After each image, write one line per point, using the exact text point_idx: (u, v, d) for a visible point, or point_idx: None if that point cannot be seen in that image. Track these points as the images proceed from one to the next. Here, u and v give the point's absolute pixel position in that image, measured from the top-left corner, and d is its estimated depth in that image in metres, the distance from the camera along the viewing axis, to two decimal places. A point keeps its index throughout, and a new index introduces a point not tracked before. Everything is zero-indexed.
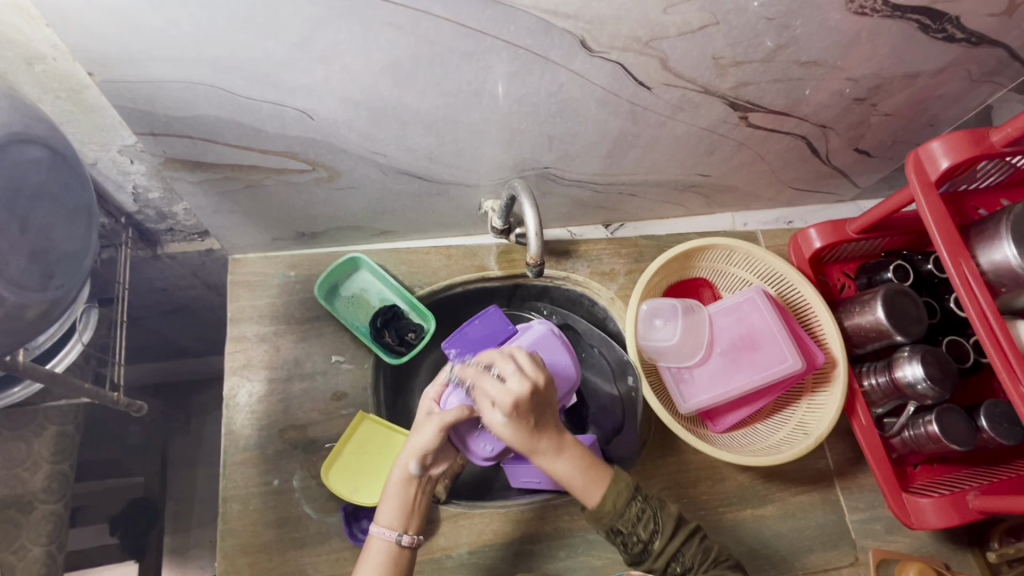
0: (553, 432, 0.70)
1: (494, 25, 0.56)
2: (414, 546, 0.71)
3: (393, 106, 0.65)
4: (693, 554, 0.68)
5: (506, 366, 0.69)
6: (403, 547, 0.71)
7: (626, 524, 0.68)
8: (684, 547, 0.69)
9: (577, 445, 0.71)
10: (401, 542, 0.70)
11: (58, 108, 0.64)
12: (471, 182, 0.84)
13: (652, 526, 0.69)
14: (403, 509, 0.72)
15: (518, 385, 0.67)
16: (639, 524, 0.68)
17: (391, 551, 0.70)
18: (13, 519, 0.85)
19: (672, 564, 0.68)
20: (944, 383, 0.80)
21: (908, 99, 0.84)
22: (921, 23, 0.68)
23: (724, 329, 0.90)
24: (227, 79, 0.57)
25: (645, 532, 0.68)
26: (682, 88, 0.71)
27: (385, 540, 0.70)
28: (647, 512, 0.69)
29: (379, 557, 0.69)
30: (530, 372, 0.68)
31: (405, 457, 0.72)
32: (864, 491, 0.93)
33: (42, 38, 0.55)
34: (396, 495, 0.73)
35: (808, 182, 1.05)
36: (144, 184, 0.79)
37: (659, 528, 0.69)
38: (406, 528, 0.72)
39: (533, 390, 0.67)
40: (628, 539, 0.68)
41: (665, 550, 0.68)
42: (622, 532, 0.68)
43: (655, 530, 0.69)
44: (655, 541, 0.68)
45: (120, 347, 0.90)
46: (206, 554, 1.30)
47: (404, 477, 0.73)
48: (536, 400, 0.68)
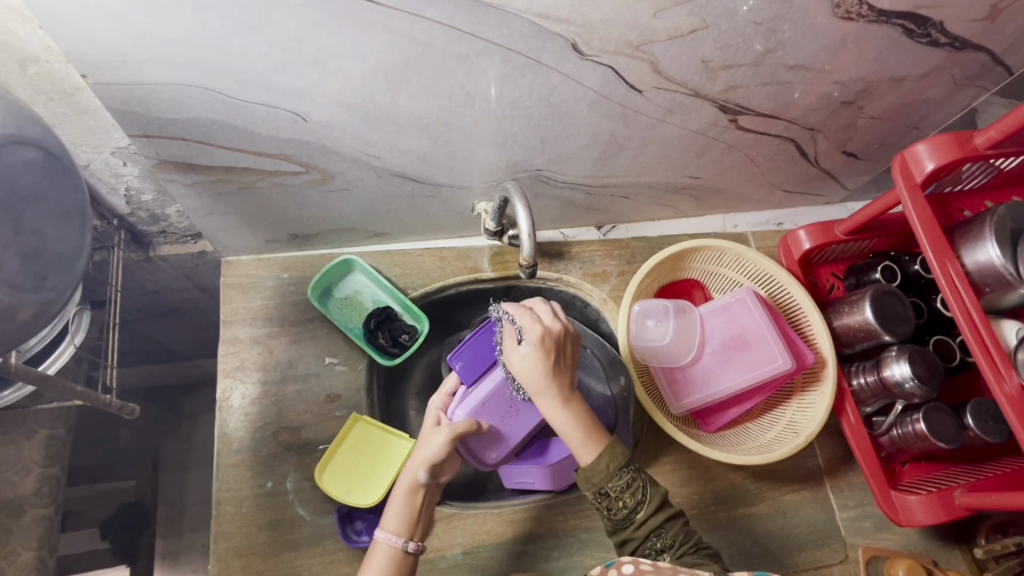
0: (565, 382, 0.72)
1: (487, 29, 0.57)
2: (418, 553, 0.71)
3: (387, 109, 0.65)
4: (675, 532, 0.67)
5: (542, 310, 0.76)
6: (408, 553, 0.70)
7: (614, 488, 0.67)
8: (667, 525, 0.67)
9: (583, 404, 0.72)
10: (406, 549, 0.70)
11: (51, 111, 0.64)
12: (464, 185, 0.85)
13: (639, 496, 0.67)
14: (408, 515, 0.72)
15: (551, 322, 0.74)
16: (627, 490, 0.67)
17: (396, 557, 0.69)
18: (3, 524, 0.85)
19: (652, 538, 0.66)
20: (930, 382, 0.81)
21: (894, 102, 0.85)
22: (907, 28, 0.69)
23: (715, 329, 0.91)
24: (221, 82, 0.57)
25: (631, 500, 0.67)
26: (673, 91, 0.72)
27: (390, 546, 0.69)
28: (636, 482, 0.68)
29: (382, 563, 0.68)
30: (563, 318, 0.76)
31: (415, 466, 0.73)
32: (854, 489, 0.94)
33: (35, 40, 0.55)
34: (402, 500, 0.73)
35: (798, 184, 1.06)
36: (137, 186, 0.79)
37: (646, 499, 0.67)
38: (411, 534, 0.71)
39: (559, 333, 0.73)
40: (613, 503, 0.67)
41: (647, 523, 0.67)
42: (608, 496, 0.67)
43: (641, 501, 0.67)
44: (639, 512, 0.67)
45: (112, 350, 0.89)
46: (200, 560, 1.29)
47: (412, 485, 0.73)
48: (562, 343, 0.73)
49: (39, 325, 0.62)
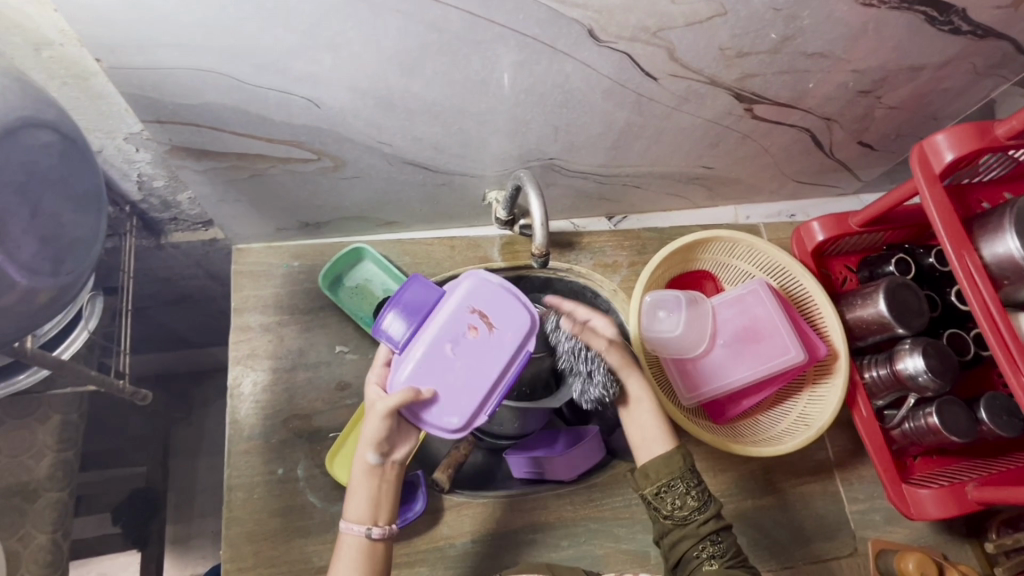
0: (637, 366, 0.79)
1: (503, 13, 0.56)
2: (388, 537, 0.67)
3: (400, 95, 0.65)
4: (729, 543, 0.67)
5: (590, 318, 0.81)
6: (374, 540, 0.66)
7: (683, 483, 0.69)
8: (723, 534, 0.68)
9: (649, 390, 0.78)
10: (371, 536, 0.65)
11: (65, 95, 0.63)
12: (476, 173, 0.84)
13: (704, 496, 0.69)
14: (371, 501, 0.67)
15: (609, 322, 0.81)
16: (695, 487, 0.69)
17: (362, 546, 0.66)
18: (18, 507, 0.86)
19: (705, 542, 0.67)
20: (944, 376, 0.81)
21: (912, 92, 0.84)
22: (929, 15, 0.68)
23: (727, 320, 0.91)
24: (234, 66, 0.57)
25: (696, 499, 0.68)
26: (689, 79, 0.71)
27: (353, 536, 0.66)
28: (703, 484, 0.70)
29: (353, 556, 0.65)
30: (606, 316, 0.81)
31: (361, 452, 0.67)
32: (864, 483, 0.93)
33: (48, 23, 0.55)
34: (360, 488, 0.67)
35: (812, 175, 1.05)
36: (149, 172, 0.79)
37: (709, 503, 0.68)
38: (376, 520, 0.67)
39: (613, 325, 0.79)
40: (677, 498, 0.68)
41: (705, 524, 0.67)
42: (675, 491, 0.68)
43: (705, 503, 0.68)
44: (702, 513, 0.68)
45: (124, 336, 0.90)
46: (208, 546, 1.29)
47: (365, 470, 0.67)
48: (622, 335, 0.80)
49: (55, 309, 0.62)
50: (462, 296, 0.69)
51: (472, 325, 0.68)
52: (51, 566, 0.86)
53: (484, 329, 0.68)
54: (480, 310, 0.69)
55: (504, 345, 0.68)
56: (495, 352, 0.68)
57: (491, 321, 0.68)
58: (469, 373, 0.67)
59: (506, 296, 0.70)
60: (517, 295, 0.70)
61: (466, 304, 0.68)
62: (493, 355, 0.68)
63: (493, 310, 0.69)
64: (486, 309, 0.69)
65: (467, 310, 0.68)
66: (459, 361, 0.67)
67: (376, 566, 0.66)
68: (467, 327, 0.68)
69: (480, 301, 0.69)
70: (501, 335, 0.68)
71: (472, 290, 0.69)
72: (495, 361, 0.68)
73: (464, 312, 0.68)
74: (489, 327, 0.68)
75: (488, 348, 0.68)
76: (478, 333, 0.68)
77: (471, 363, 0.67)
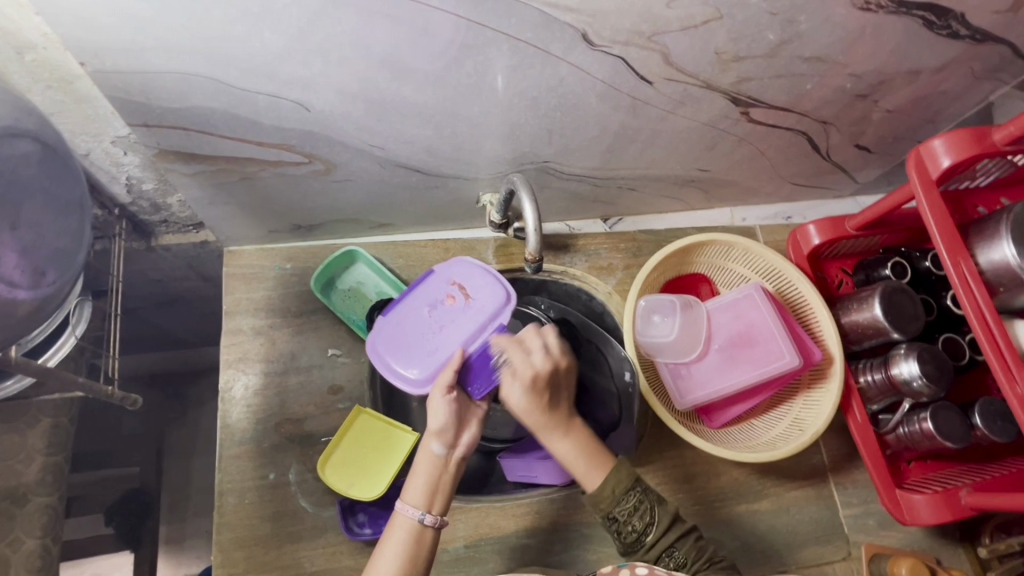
0: (563, 414, 0.73)
1: (495, 18, 0.55)
2: (438, 528, 0.68)
3: (391, 99, 0.64)
4: (688, 550, 0.68)
5: (533, 341, 0.74)
6: (426, 527, 0.67)
7: (622, 513, 0.69)
8: (680, 542, 0.69)
9: (585, 430, 0.73)
10: (423, 522, 0.67)
11: (49, 99, 0.62)
12: (470, 176, 0.83)
13: (648, 519, 0.69)
14: (430, 487, 0.69)
15: (540, 362, 0.72)
16: (635, 514, 0.69)
17: (413, 530, 0.67)
18: (7, 511, 0.85)
19: (664, 558, 0.68)
20: (939, 381, 0.80)
21: (910, 96, 0.83)
22: (927, 19, 0.67)
23: (722, 325, 0.90)
24: (221, 70, 0.56)
25: (640, 524, 0.69)
26: (684, 82, 0.70)
27: (408, 519, 0.67)
28: (644, 504, 0.69)
29: (401, 539, 0.66)
30: (555, 353, 0.74)
31: (428, 440, 0.71)
32: (858, 487, 0.93)
33: (32, 27, 0.54)
34: (422, 474, 0.70)
35: (808, 178, 1.04)
36: (138, 175, 0.78)
37: (655, 521, 0.69)
38: (431, 507, 0.69)
39: (553, 367, 0.73)
40: (623, 527, 0.69)
41: (658, 543, 0.68)
42: (618, 520, 0.69)
43: (650, 524, 0.69)
44: (649, 534, 0.69)
45: (115, 339, 0.89)
46: (202, 545, 1.31)
47: (428, 458, 0.70)
48: (555, 379, 0.73)
49: (40, 317, 0.61)
50: (448, 271, 0.82)
51: (451, 294, 0.80)
52: (41, 571, 0.85)
53: (461, 299, 0.80)
54: (460, 284, 0.81)
55: (475, 311, 0.79)
56: (466, 317, 0.79)
57: (468, 293, 0.80)
58: (439, 333, 0.78)
59: (485, 273, 0.81)
60: (496, 275, 0.81)
61: (449, 278, 0.82)
62: (464, 321, 0.79)
63: (472, 285, 0.81)
64: (465, 283, 0.81)
65: (449, 283, 0.81)
66: (433, 324, 0.79)
67: (422, 556, 0.66)
68: (446, 296, 0.80)
69: (462, 276, 0.82)
70: (474, 304, 0.80)
71: (456, 267, 0.82)
72: (465, 326, 0.79)
73: (446, 284, 0.81)
74: (465, 298, 0.80)
75: (461, 313, 0.79)
76: (453, 302, 0.80)
77: (442, 325, 0.79)
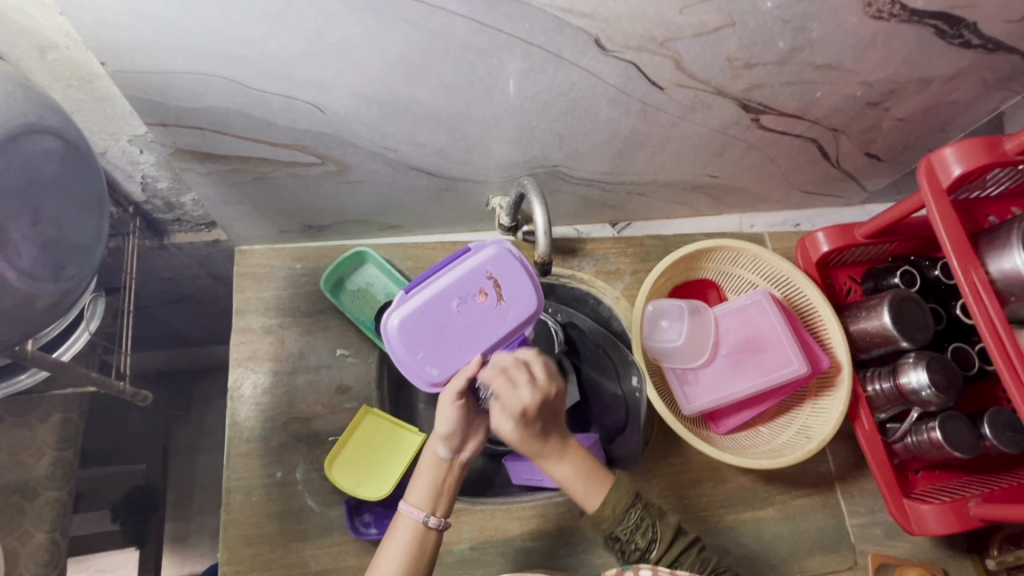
0: (556, 438, 0.72)
1: (509, 22, 0.55)
2: (442, 529, 0.69)
3: (404, 102, 0.64)
4: (693, 563, 0.69)
5: (518, 373, 0.68)
6: (430, 529, 0.68)
7: (624, 531, 0.69)
8: (684, 556, 0.69)
9: (580, 452, 0.73)
10: (428, 523, 0.68)
11: (69, 97, 0.64)
12: (481, 179, 0.84)
13: (650, 536, 0.69)
14: (433, 490, 0.70)
15: (529, 396, 0.68)
16: (637, 531, 0.69)
17: (416, 532, 0.68)
18: (17, 505, 0.86)
19: (669, 571, 0.69)
20: (948, 391, 0.80)
21: (921, 105, 0.83)
22: (939, 28, 0.67)
23: (729, 331, 0.91)
24: (239, 71, 0.57)
25: (642, 541, 0.69)
26: (695, 89, 0.71)
27: (411, 520, 0.68)
28: (646, 520, 0.70)
29: (405, 539, 0.67)
30: (543, 383, 0.69)
31: (434, 443, 0.71)
32: (865, 496, 0.93)
33: (55, 26, 0.55)
34: (426, 476, 0.71)
35: (818, 185, 1.04)
36: (153, 174, 0.79)
37: (657, 537, 0.69)
38: (435, 509, 0.70)
39: (542, 399, 0.69)
40: (625, 546, 0.69)
41: (662, 559, 0.69)
42: (620, 539, 0.69)
43: (653, 541, 0.69)
44: (652, 551, 0.69)
45: (126, 336, 0.89)
46: (206, 544, 1.31)
47: (433, 460, 0.71)
48: (546, 408, 0.70)
49: (57, 313, 0.62)
50: (484, 260, 0.71)
51: (484, 290, 0.70)
52: (48, 565, 0.86)
53: (493, 298, 0.70)
54: (497, 279, 0.71)
55: (506, 317, 0.70)
56: (495, 322, 0.70)
57: (501, 292, 0.70)
58: (465, 333, 0.70)
59: (526, 274, 0.71)
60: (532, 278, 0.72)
61: (485, 268, 0.70)
62: (492, 326, 0.70)
63: (507, 284, 0.71)
64: (500, 279, 0.70)
65: (484, 275, 0.70)
66: (460, 321, 0.70)
67: (425, 556, 0.68)
68: (479, 290, 0.70)
69: (500, 271, 0.71)
70: (506, 308, 0.70)
71: (494, 256, 0.71)
72: (493, 330, 0.70)
73: (480, 276, 0.70)
74: (497, 297, 0.70)
75: (491, 315, 0.70)
76: (484, 301, 0.70)
77: (470, 324, 0.70)
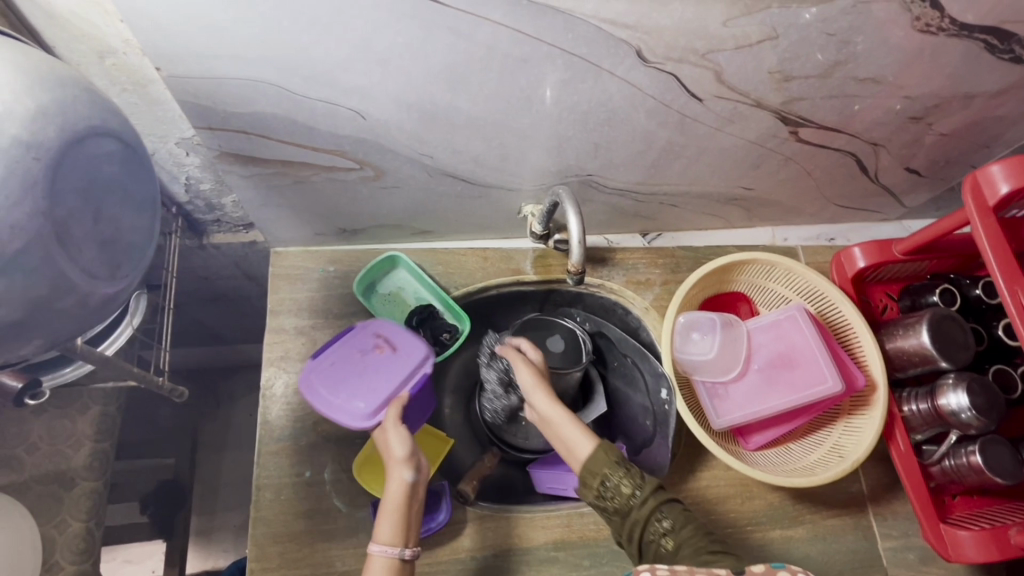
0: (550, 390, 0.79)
1: (552, 33, 0.56)
2: (414, 559, 0.66)
3: (445, 110, 0.65)
4: (677, 516, 0.66)
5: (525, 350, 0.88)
6: (405, 562, 0.65)
7: (614, 477, 0.68)
8: (668, 508, 0.67)
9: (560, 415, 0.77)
10: (404, 557, 0.65)
11: (125, 101, 0.66)
12: (514, 187, 0.84)
13: (636, 481, 0.68)
14: (401, 522, 0.66)
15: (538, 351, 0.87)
16: (625, 476, 0.68)
17: (393, 567, 0.64)
18: (56, 494, 0.88)
19: (655, 520, 0.66)
20: (990, 414, 0.77)
21: (965, 120, 0.81)
22: (989, 43, 0.66)
23: (762, 346, 0.89)
24: (287, 78, 0.58)
25: (628, 486, 0.67)
26: (735, 101, 0.70)
27: (386, 557, 0.64)
28: (633, 468, 0.69)
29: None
30: None
31: (394, 470, 0.68)
32: (899, 519, 0.90)
33: (115, 33, 0.57)
34: (394, 509, 0.66)
35: (854, 200, 1.03)
36: (196, 176, 0.81)
37: (643, 483, 0.68)
38: (406, 541, 0.66)
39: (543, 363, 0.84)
40: (612, 492, 0.68)
41: (646, 505, 0.67)
42: (608, 486, 0.68)
43: (639, 486, 0.67)
44: (637, 496, 0.67)
45: (165, 333, 0.91)
46: (230, 539, 1.33)
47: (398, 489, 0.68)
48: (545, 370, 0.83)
49: (106, 313, 0.64)
50: (372, 324, 0.80)
51: (378, 345, 0.79)
52: (84, 554, 0.88)
53: (389, 348, 0.78)
54: (386, 335, 0.80)
55: (405, 361, 0.78)
56: (397, 367, 0.77)
57: (393, 342, 0.79)
58: (373, 378, 0.76)
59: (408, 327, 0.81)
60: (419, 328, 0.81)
61: (374, 330, 0.80)
62: (397, 369, 0.77)
63: (399, 335, 0.80)
64: (389, 334, 0.80)
65: (375, 334, 0.80)
66: (366, 370, 0.77)
67: None
68: (373, 346, 0.78)
69: (386, 329, 0.80)
70: (402, 353, 0.78)
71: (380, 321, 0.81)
72: (398, 372, 0.77)
73: (371, 336, 0.79)
74: (392, 347, 0.78)
75: (391, 361, 0.77)
76: (381, 351, 0.78)
77: (376, 372, 0.76)
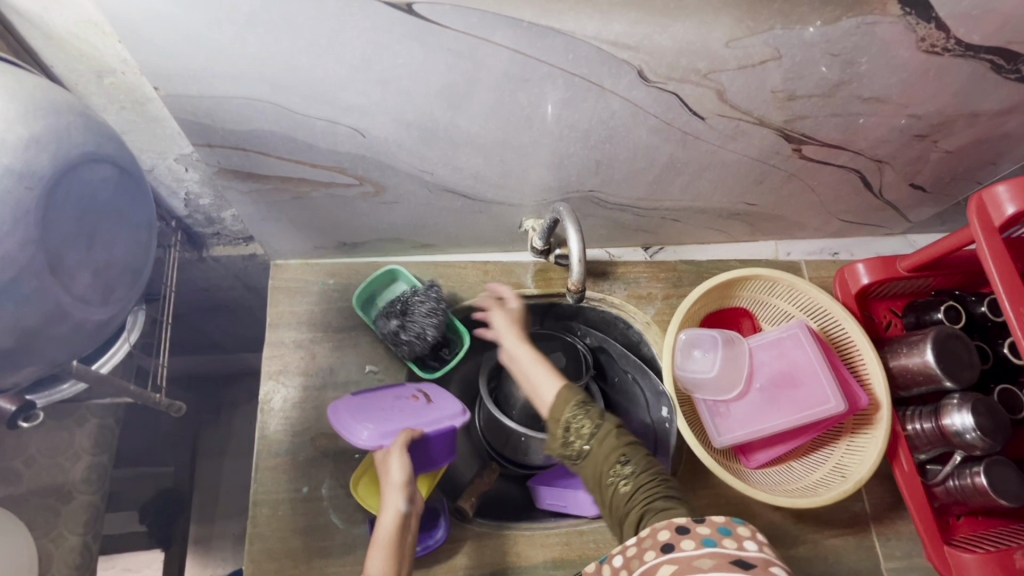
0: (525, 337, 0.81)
1: (552, 53, 0.55)
2: None
3: (445, 129, 0.65)
4: (642, 463, 0.64)
5: None
6: None
7: (576, 418, 0.66)
8: (632, 455, 0.65)
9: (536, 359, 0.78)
10: None
11: (122, 119, 0.66)
12: (514, 202, 0.84)
13: (598, 423, 0.66)
14: (393, 552, 0.63)
15: None
16: (586, 415, 0.67)
17: None
18: (53, 507, 0.88)
19: (615, 462, 0.64)
20: (995, 435, 0.76)
21: (971, 137, 0.80)
22: (995, 63, 0.65)
23: (763, 363, 0.88)
24: (285, 97, 0.58)
25: (589, 424, 0.66)
26: (737, 119, 0.69)
27: None
28: (596, 410, 0.67)
29: None
30: None
31: (388, 499, 0.66)
32: (903, 539, 0.89)
33: (113, 53, 0.57)
34: (386, 538, 0.64)
35: (859, 215, 1.02)
36: (196, 191, 0.81)
37: (604, 423, 0.66)
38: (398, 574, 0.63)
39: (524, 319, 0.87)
40: (573, 431, 0.66)
41: (605, 446, 0.65)
42: (569, 425, 0.66)
43: (600, 427, 0.66)
44: (597, 435, 0.66)
45: (164, 346, 0.91)
46: (229, 548, 1.32)
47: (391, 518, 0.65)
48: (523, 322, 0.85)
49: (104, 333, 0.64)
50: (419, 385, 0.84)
51: (416, 396, 0.80)
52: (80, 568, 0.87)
53: (424, 401, 0.79)
54: (427, 393, 0.82)
55: (435, 411, 0.77)
56: (425, 413, 0.76)
57: (431, 398, 0.80)
58: (397, 414, 0.75)
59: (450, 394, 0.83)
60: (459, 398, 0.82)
61: (418, 388, 0.83)
62: (425, 415, 0.76)
63: (437, 395, 0.81)
64: (430, 393, 0.82)
65: (417, 391, 0.82)
66: (396, 408, 0.76)
67: None
68: (412, 395, 0.80)
69: (429, 390, 0.83)
70: (435, 407, 0.78)
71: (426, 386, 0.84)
72: (422, 416, 0.75)
73: (414, 390, 0.82)
74: (428, 400, 0.80)
75: (422, 409, 0.77)
76: (417, 400, 0.79)
77: (403, 410, 0.76)
